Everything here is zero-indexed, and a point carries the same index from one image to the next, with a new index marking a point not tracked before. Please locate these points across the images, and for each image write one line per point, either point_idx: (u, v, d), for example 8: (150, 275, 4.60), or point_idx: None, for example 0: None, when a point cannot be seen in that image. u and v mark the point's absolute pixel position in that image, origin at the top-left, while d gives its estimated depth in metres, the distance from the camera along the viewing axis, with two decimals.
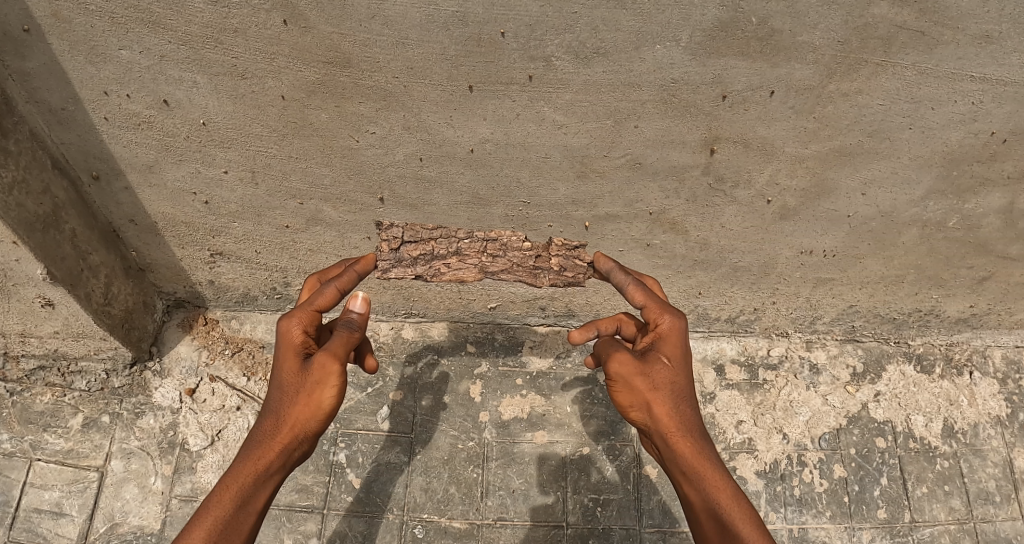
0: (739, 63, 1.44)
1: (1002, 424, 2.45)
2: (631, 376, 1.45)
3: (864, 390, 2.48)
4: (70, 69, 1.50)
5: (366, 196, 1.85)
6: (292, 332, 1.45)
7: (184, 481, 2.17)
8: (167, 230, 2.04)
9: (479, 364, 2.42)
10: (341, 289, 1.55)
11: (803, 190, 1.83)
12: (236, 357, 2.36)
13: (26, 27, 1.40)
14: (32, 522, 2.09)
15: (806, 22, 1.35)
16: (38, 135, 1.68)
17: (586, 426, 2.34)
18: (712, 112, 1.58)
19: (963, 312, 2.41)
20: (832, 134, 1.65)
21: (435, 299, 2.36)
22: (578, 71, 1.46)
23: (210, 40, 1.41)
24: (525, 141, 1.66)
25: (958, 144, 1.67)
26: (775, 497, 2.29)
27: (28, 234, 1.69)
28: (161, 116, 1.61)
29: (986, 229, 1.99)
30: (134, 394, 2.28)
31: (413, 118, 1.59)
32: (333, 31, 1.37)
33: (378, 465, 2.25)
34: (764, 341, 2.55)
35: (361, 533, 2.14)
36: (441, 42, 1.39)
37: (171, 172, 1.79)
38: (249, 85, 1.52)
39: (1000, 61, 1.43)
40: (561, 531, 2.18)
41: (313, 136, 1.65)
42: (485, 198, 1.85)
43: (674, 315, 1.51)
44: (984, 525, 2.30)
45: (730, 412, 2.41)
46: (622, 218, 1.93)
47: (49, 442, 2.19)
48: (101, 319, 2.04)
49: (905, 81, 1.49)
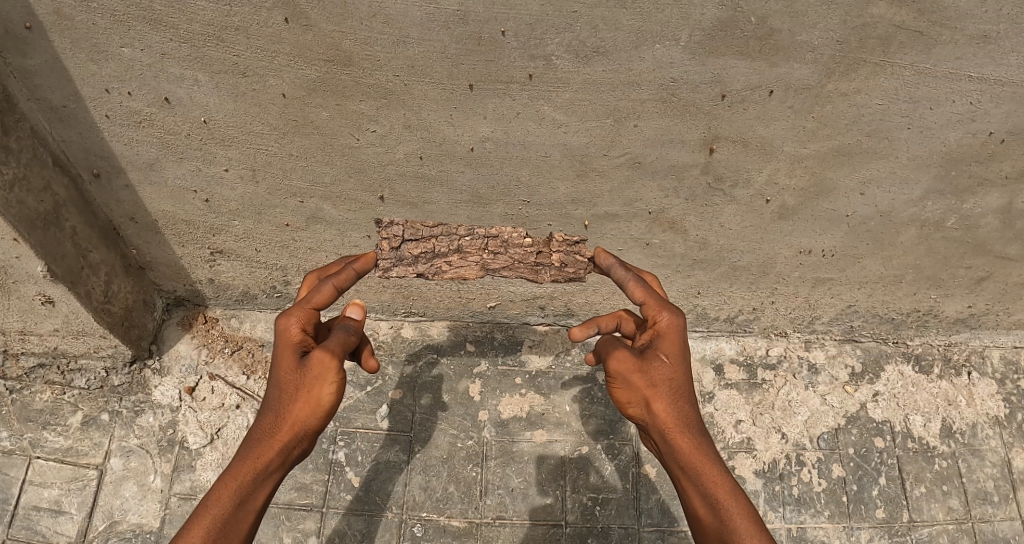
0: (738, 63, 1.45)
1: (1001, 424, 2.46)
2: (629, 372, 1.46)
3: (863, 390, 2.48)
4: (72, 67, 1.50)
5: (366, 194, 1.86)
6: (290, 330, 1.46)
7: (183, 479, 2.17)
8: (167, 228, 2.04)
9: (479, 363, 2.43)
10: (338, 287, 1.56)
11: (803, 189, 1.84)
12: (236, 355, 2.36)
13: (28, 25, 1.41)
14: (31, 520, 2.09)
15: (805, 21, 1.36)
16: (40, 133, 1.68)
17: (585, 425, 2.34)
18: (712, 112, 1.58)
19: (962, 312, 2.42)
20: (831, 133, 1.65)
21: (435, 298, 2.36)
22: (578, 70, 1.47)
23: (212, 38, 1.41)
24: (525, 140, 1.66)
25: (956, 144, 1.68)
26: (774, 496, 2.30)
27: (29, 231, 1.69)
28: (162, 114, 1.62)
29: (984, 229, 1.99)
30: (134, 393, 2.28)
31: (414, 116, 1.60)
32: (334, 29, 1.38)
33: (377, 464, 2.25)
34: (764, 340, 2.55)
35: (361, 532, 2.14)
36: (442, 40, 1.40)
37: (172, 170, 1.80)
38: (251, 84, 1.52)
39: (997, 61, 1.44)
40: (560, 530, 2.18)
41: (313, 134, 1.66)
42: (485, 197, 1.86)
43: (673, 313, 1.51)
44: (983, 525, 2.31)
45: (729, 412, 2.41)
46: (622, 217, 1.94)
47: (48, 440, 2.19)
48: (101, 317, 2.04)
49: (904, 81, 1.50)
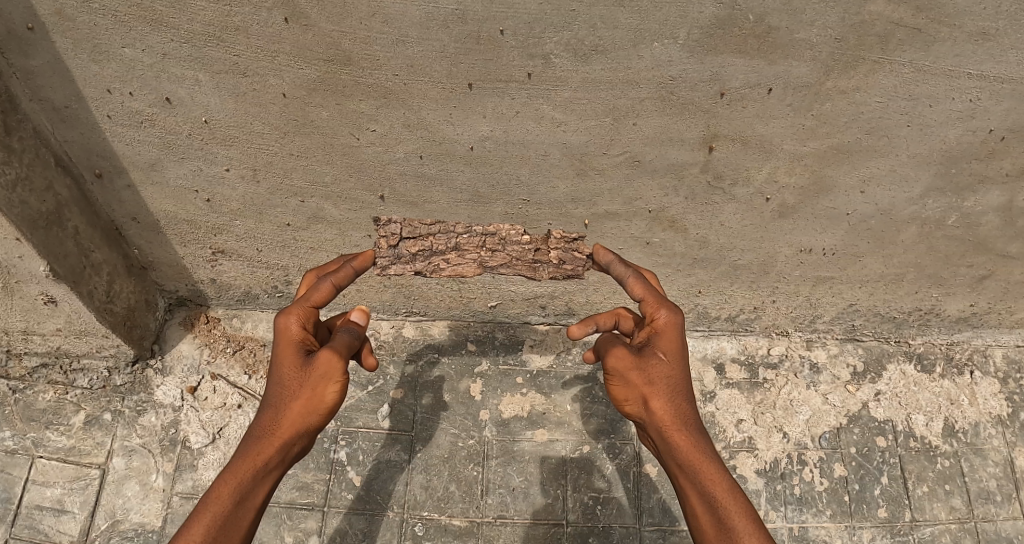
0: (737, 61, 1.45)
1: (1003, 424, 2.45)
2: (627, 370, 1.46)
3: (864, 389, 2.48)
4: (74, 67, 1.51)
5: (366, 194, 1.87)
6: (290, 327, 1.48)
7: (184, 478, 2.18)
8: (169, 228, 2.05)
9: (480, 363, 2.43)
10: (337, 285, 1.57)
11: (802, 187, 1.84)
12: (237, 355, 2.37)
13: (30, 25, 1.42)
14: (33, 519, 2.10)
15: (803, 19, 1.36)
16: (42, 133, 1.69)
17: (586, 424, 2.34)
18: (711, 110, 1.58)
19: (964, 311, 2.41)
20: (830, 131, 1.65)
21: (436, 298, 2.37)
22: (576, 68, 1.47)
23: (212, 38, 1.42)
24: (525, 139, 1.67)
25: (956, 141, 1.68)
26: (775, 495, 2.29)
27: (31, 231, 1.70)
28: (164, 114, 1.63)
29: (985, 227, 1.99)
30: (136, 392, 2.29)
31: (413, 115, 1.60)
32: (334, 29, 1.39)
33: (378, 463, 2.25)
34: (765, 340, 2.55)
35: (362, 531, 2.15)
36: (441, 40, 1.40)
37: (173, 170, 1.81)
38: (251, 84, 1.53)
39: (996, 58, 1.44)
40: (561, 529, 2.18)
41: (314, 134, 1.67)
42: (485, 196, 1.86)
43: (671, 310, 1.52)
44: (985, 525, 2.30)
45: (730, 411, 2.41)
46: (622, 216, 1.94)
47: (51, 439, 2.20)
48: (103, 316, 2.05)
49: (903, 79, 1.50)
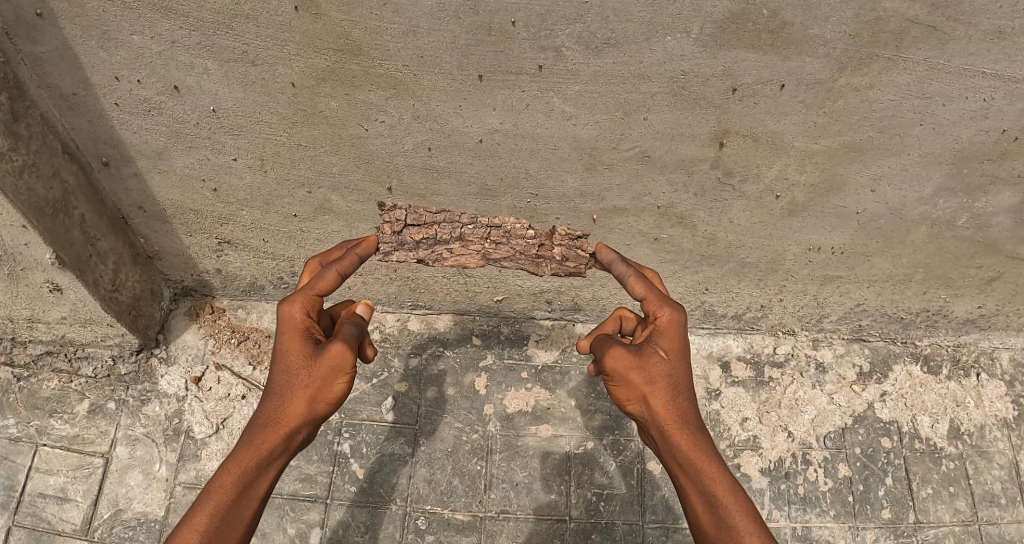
0: (750, 55, 1.43)
1: (1009, 427, 2.43)
2: (626, 370, 1.44)
3: (871, 390, 2.47)
4: (82, 54, 1.51)
5: (374, 186, 1.85)
6: (293, 314, 1.45)
7: (188, 468, 2.18)
8: (175, 217, 2.04)
9: (485, 357, 2.42)
10: (341, 273, 1.57)
11: (813, 185, 1.82)
12: (242, 346, 2.37)
13: (39, 12, 1.41)
14: (37, 507, 2.11)
15: (817, 14, 1.35)
16: (49, 120, 1.68)
17: (591, 421, 2.34)
18: (723, 105, 1.57)
19: (972, 312, 2.40)
20: (841, 129, 1.64)
21: (441, 291, 2.36)
22: (589, 61, 1.46)
23: (222, 26, 1.42)
24: (534, 132, 1.66)
25: (969, 141, 1.66)
26: (779, 494, 2.29)
27: (38, 218, 1.70)
28: (172, 102, 1.62)
29: (996, 229, 1.97)
30: (140, 382, 2.29)
31: (423, 107, 1.59)
32: (344, 19, 1.38)
33: (382, 456, 2.25)
34: (770, 338, 2.54)
35: (364, 524, 2.14)
36: (452, 30, 1.39)
37: (180, 159, 1.80)
38: (260, 73, 1.52)
39: (1012, 57, 1.42)
40: (564, 525, 2.18)
41: (322, 124, 1.65)
42: (494, 189, 1.85)
43: (674, 309, 1.51)
44: (990, 527, 2.29)
45: (735, 409, 2.40)
46: (630, 212, 1.93)
47: (55, 427, 2.20)
48: (108, 305, 2.04)
49: (917, 77, 1.49)
